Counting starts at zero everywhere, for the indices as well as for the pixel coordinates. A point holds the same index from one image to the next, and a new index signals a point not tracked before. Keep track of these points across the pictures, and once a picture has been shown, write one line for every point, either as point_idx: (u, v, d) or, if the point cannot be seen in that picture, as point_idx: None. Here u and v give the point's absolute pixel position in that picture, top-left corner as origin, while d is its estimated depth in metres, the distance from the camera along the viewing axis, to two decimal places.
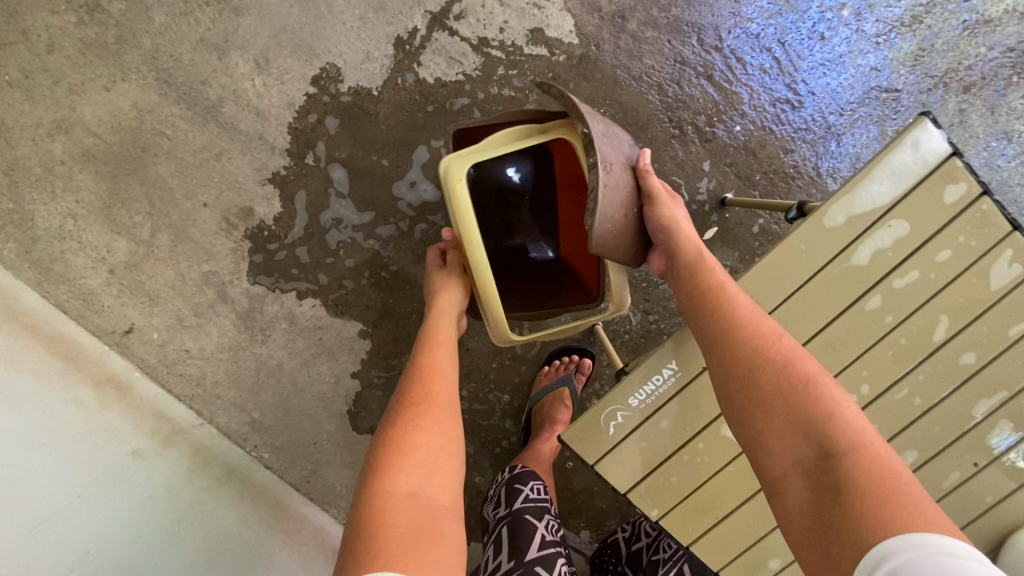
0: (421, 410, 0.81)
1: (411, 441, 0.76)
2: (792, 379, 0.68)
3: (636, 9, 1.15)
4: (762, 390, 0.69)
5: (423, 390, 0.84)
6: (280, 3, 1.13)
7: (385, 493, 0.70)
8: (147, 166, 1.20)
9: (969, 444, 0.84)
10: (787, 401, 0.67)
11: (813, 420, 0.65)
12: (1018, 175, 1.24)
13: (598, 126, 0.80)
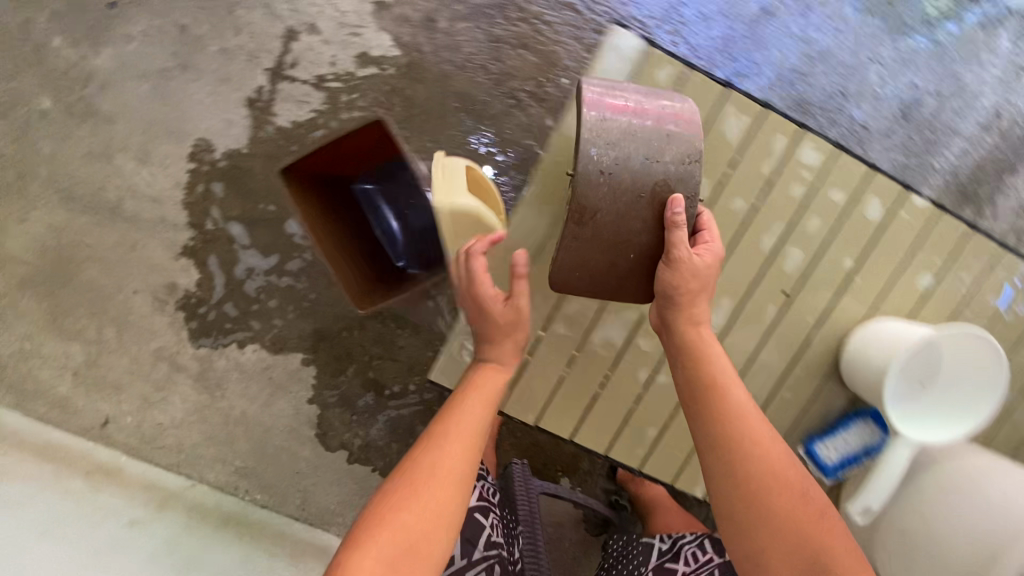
0: (432, 488, 0.81)
1: (410, 517, 0.77)
2: (790, 494, 0.85)
3: (442, 9, 1.28)
4: (757, 475, 0.86)
5: (442, 460, 0.84)
6: (141, 101, 1.27)
7: (372, 557, 0.73)
8: (76, 275, 1.36)
9: (777, 282, 1.00)
10: (771, 475, 0.86)
11: (790, 522, 0.83)
12: (838, 44, 1.38)
13: (598, 154, 0.86)
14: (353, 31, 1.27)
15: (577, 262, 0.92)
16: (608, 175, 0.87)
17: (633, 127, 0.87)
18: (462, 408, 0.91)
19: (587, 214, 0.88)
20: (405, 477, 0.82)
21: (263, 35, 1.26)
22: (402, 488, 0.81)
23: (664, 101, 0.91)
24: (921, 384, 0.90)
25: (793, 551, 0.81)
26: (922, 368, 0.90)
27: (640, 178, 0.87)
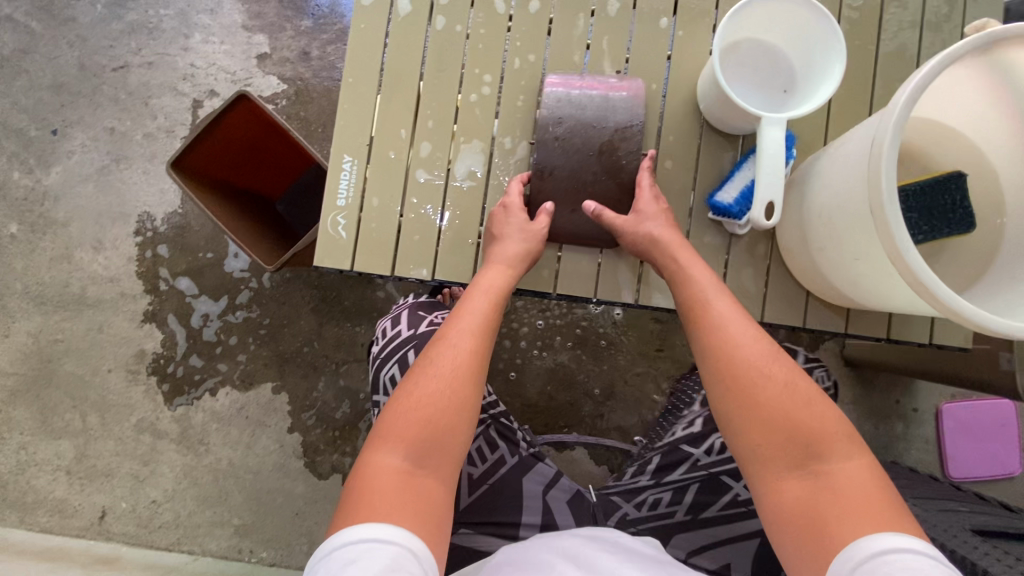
0: (445, 390, 0.72)
1: (430, 413, 0.70)
2: (779, 388, 0.71)
3: (311, 41, 1.48)
4: (739, 357, 0.73)
5: (466, 349, 0.75)
6: (89, 199, 1.47)
7: (389, 459, 0.67)
8: (57, 371, 1.45)
9: (657, 53, 0.86)
10: (753, 373, 0.72)
11: (781, 418, 0.69)
12: None
13: (558, 137, 0.81)
14: (245, 83, 1.47)
15: (569, 224, 0.84)
16: (555, 142, 0.81)
17: (583, 101, 0.81)
18: (503, 289, 0.79)
19: (545, 175, 0.82)
20: (429, 368, 0.74)
21: (174, 112, 1.47)
22: (427, 380, 0.73)
23: (618, 92, 0.82)
24: (779, 86, 0.78)
25: (787, 447, 0.68)
26: (768, 70, 0.78)
27: (588, 138, 0.81)
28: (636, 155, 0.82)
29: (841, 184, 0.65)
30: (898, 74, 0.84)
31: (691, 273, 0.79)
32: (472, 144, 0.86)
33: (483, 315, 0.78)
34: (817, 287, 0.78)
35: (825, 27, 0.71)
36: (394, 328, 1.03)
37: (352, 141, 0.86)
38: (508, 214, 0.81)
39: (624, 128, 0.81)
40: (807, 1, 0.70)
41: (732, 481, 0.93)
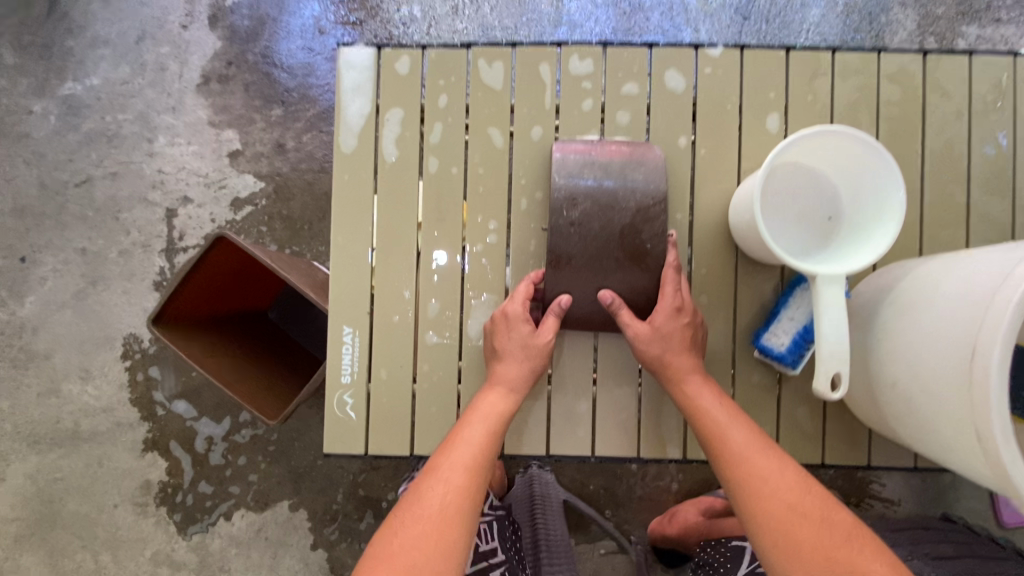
0: (443, 537, 0.63)
1: (422, 564, 0.62)
2: (814, 519, 0.64)
3: (286, 131, 1.37)
4: (767, 486, 0.67)
5: (461, 485, 0.67)
6: (69, 327, 1.37)
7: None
8: (61, 512, 1.37)
9: (679, 176, 0.76)
10: (784, 501, 0.65)
11: (822, 555, 0.62)
12: None
13: (576, 218, 0.70)
14: (219, 184, 1.37)
15: (586, 311, 0.74)
16: (572, 227, 0.70)
17: (598, 180, 0.70)
18: (497, 415, 0.71)
19: (560, 264, 0.71)
20: (424, 509, 0.65)
21: (147, 224, 1.37)
22: (421, 525, 0.64)
23: (636, 168, 0.71)
24: (824, 213, 0.69)
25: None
26: (808, 196, 0.69)
27: (610, 220, 0.70)
28: (663, 240, 0.71)
29: (922, 373, 0.56)
30: (947, 175, 0.75)
31: (703, 394, 0.72)
32: (482, 298, 0.77)
33: (480, 446, 0.69)
34: (883, 433, 0.72)
35: (874, 152, 0.62)
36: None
37: (350, 309, 0.77)
38: (509, 329, 0.72)
39: (649, 207, 0.70)
40: (850, 129, 0.61)
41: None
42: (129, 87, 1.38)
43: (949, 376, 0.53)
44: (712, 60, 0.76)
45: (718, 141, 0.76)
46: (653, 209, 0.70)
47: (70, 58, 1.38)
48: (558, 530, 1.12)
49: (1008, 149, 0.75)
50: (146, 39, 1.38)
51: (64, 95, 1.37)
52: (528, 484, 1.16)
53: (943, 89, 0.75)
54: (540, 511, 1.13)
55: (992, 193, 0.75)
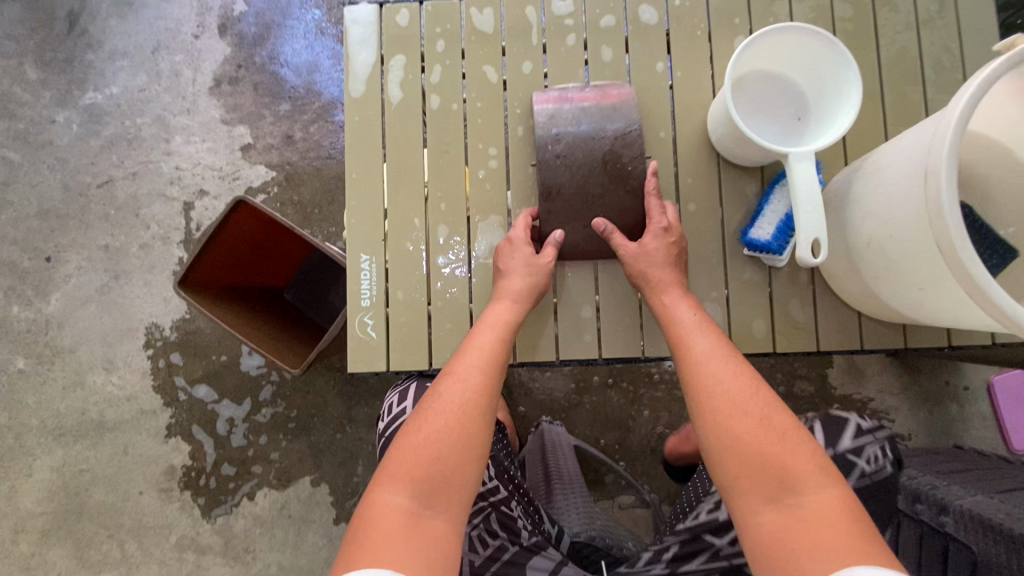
0: (451, 429, 0.68)
1: (437, 449, 0.66)
2: (756, 418, 0.68)
3: (294, 123, 1.46)
4: (720, 385, 0.71)
5: (474, 381, 0.71)
6: (93, 320, 1.43)
7: (392, 497, 0.63)
8: (87, 503, 1.39)
9: (658, 96, 0.84)
10: (731, 398, 0.69)
11: (758, 448, 0.66)
12: None
13: (561, 152, 0.78)
14: (233, 177, 1.45)
15: (580, 240, 0.81)
16: (558, 159, 0.78)
17: (578, 115, 0.78)
18: (502, 322, 0.75)
19: (551, 193, 0.79)
20: (430, 405, 0.70)
21: (166, 218, 1.45)
22: (427, 419, 0.69)
23: (611, 101, 0.79)
24: (792, 111, 0.75)
25: (761, 479, 0.65)
26: (777, 98, 0.75)
27: (592, 150, 0.78)
28: (641, 162, 0.78)
29: (891, 215, 0.61)
30: (902, 78, 0.83)
31: (681, 304, 0.77)
32: (488, 220, 0.84)
33: (492, 349, 0.73)
34: (871, 311, 0.76)
35: (828, 46, 0.70)
36: (400, 405, 0.90)
37: (366, 238, 0.84)
38: (514, 248, 0.78)
39: (624, 137, 0.78)
40: (805, 25, 0.69)
41: (754, 566, 0.83)
42: (147, 93, 1.48)
43: (909, 209, 0.58)
44: None
45: (692, 62, 0.84)
46: (628, 138, 0.78)
47: (92, 71, 1.48)
48: (570, 467, 1.15)
49: (954, 52, 0.83)
50: (161, 49, 1.49)
51: (86, 104, 1.48)
52: (539, 438, 1.17)
53: (890, 3, 0.84)
54: (550, 453, 1.15)
55: (945, 91, 0.83)
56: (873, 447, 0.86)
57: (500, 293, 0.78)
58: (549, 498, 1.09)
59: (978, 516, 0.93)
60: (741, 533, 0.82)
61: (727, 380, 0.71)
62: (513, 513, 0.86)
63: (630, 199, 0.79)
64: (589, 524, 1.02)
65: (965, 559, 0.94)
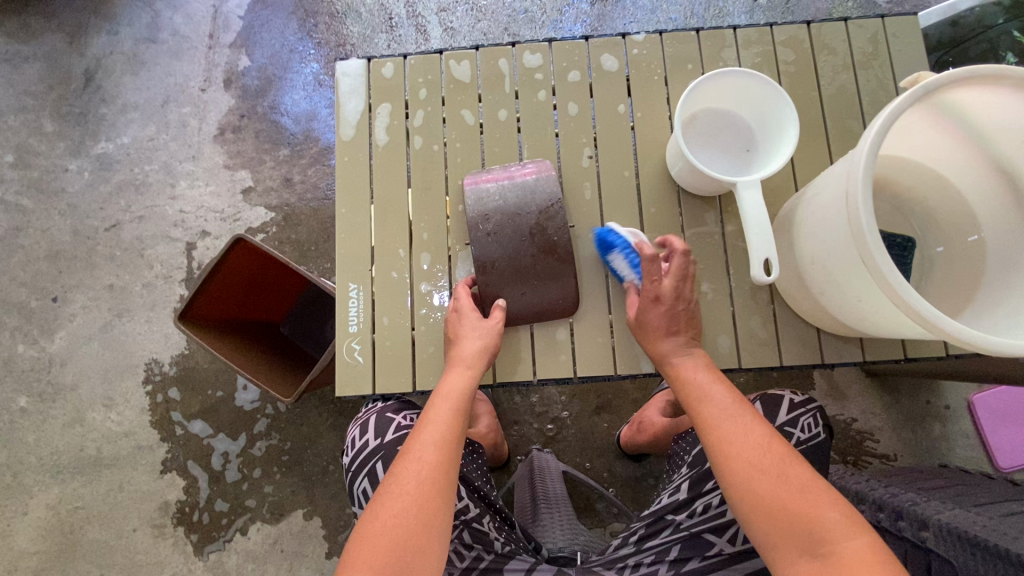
0: (416, 509, 0.68)
1: (398, 534, 0.66)
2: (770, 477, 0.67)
3: (293, 167, 1.55)
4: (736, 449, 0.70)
5: (430, 457, 0.72)
6: (95, 358, 1.48)
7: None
8: (81, 541, 1.40)
9: (620, 134, 0.92)
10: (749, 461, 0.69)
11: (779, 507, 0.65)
12: (596, 12, 1.56)
13: (485, 233, 0.83)
14: (235, 218, 1.53)
15: (522, 305, 0.85)
16: (484, 240, 0.83)
17: (502, 194, 0.84)
18: (456, 391, 0.78)
19: (485, 270, 0.83)
20: (391, 487, 0.70)
21: (169, 258, 1.52)
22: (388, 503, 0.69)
23: (532, 178, 0.85)
24: (742, 145, 0.83)
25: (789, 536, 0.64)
26: (727, 134, 0.83)
27: (517, 224, 0.83)
28: (564, 232, 0.84)
29: (826, 238, 0.67)
30: (844, 114, 0.91)
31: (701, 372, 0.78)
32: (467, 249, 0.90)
33: (447, 422, 0.76)
34: (827, 325, 0.81)
35: (768, 88, 0.77)
36: (362, 438, 0.91)
37: (355, 268, 0.90)
38: (461, 316, 0.82)
39: (545, 211, 0.84)
40: (747, 70, 0.77)
41: (716, 540, 0.79)
42: (155, 142, 1.58)
43: (837, 227, 0.64)
44: (637, 43, 0.94)
45: (650, 103, 0.92)
46: (548, 213, 0.84)
47: (104, 123, 1.59)
48: (557, 490, 1.16)
49: (889, 89, 0.92)
50: (170, 102, 1.60)
51: (98, 153, 1.57)
52: (529, 464, 1.19)
53: (827, 48, 0.93)
54: (537, 479, 1.17)
55: None
56: (805, 417, 0.92)
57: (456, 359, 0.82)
58: (535, 517, 1.10)
59: (958, 530, 0.93)
60: (701, 505, 0.82)
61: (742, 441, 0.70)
62: (485, 528, 0.86)
63: (559, 267, 0.84)
64: (571, 539, 1.05)
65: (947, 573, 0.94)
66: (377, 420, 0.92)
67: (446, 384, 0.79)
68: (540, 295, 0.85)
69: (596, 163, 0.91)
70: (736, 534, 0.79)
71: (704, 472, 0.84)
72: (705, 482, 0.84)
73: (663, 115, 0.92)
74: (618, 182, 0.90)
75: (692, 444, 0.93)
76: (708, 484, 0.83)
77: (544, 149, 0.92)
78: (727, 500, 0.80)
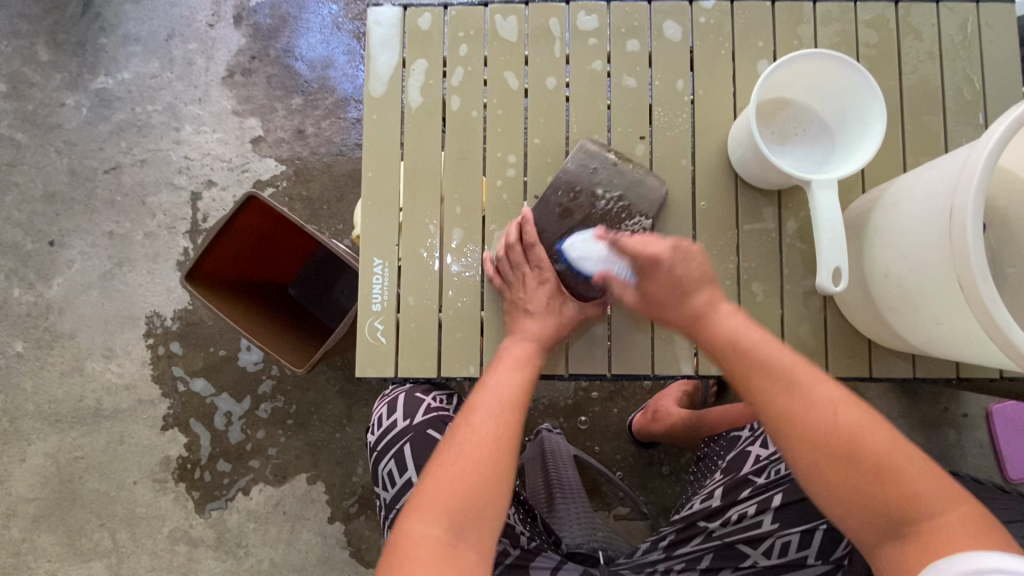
0: (488, 459, 0.66)
1: (471, 482, 0.64)
2: (843, 452, 0.63)
3: (306, 118, 1.45)
4: (805, 421, 0.65)
5: (498, 412, 0.69)
6: (94, 307, 1.42)
7: (428, 527, 0.61)
8: (80, 490, 1.38)
9: (676, 112, 0.84)
10: (821, 434, 0.63)
11: (848, 478, 0.62)
12: None
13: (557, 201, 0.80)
14: (242, 169, 1.44)
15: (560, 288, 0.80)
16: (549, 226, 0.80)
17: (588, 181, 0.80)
18: (528, 351, 0.76)
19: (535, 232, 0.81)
20: (458, 434, 0.68)
21: (173, 207, 1.44)
22: (454, 450, 0.67)
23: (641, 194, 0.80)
24: (811, 137, 0.76)
25: (873, 511, 0.61)
26: (798, 124, 0.76)
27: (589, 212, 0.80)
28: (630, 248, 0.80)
29: (911, 254, 0.62)
30: (923, 108, 0.83)
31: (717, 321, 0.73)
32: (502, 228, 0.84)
33: (515, 378, 0.73)
34: (881, 339, 0.76)
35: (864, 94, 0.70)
36: (390, 417, 0.88)
37: (380, 241, 0.84)
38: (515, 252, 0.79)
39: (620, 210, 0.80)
40: (838, 54, 0.69)
41: (751, 552, 0.80)
42: (158, 80, 1.47)
43: (931, 244, 0.59)
44: (705, 11, 0.84)
45: (712, 78, 0.84)
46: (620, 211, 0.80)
47: (104, 55, 1.47)
48: (571, 476, 1.14)
49: (976, 83, 0.83)
50: (175, 36, 1.48)
51: (96, 88, 1.46)
52: (539, 446, 1.18)
53: (913, 31, 0.84)
54: (551, 462, 1.15)
55: (966, 122, 0.83)
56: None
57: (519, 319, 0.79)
58: (550, 508, 1.09)
59: None
60: (736, 514, 0.83)
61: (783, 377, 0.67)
62: (511, 521, 0.88)
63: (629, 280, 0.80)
64: (591, 535, 1.03)
65: None
66: (405, 399, 0.90)
67: (517, 341, 0.77)
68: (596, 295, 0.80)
69: (648, 144, 0.84)
70: (771, 548, 0.79)
71: (737, 482, 0.87)
72: (739, 491, 0.86)
73: (726, 93, 0.84)
74: (670, 169, 0.83)
75: (726, 450, 0.97)
76: (742, 493, 0.85)
77: (593, 123, 0.84)
78: (762, 511, 0.81)
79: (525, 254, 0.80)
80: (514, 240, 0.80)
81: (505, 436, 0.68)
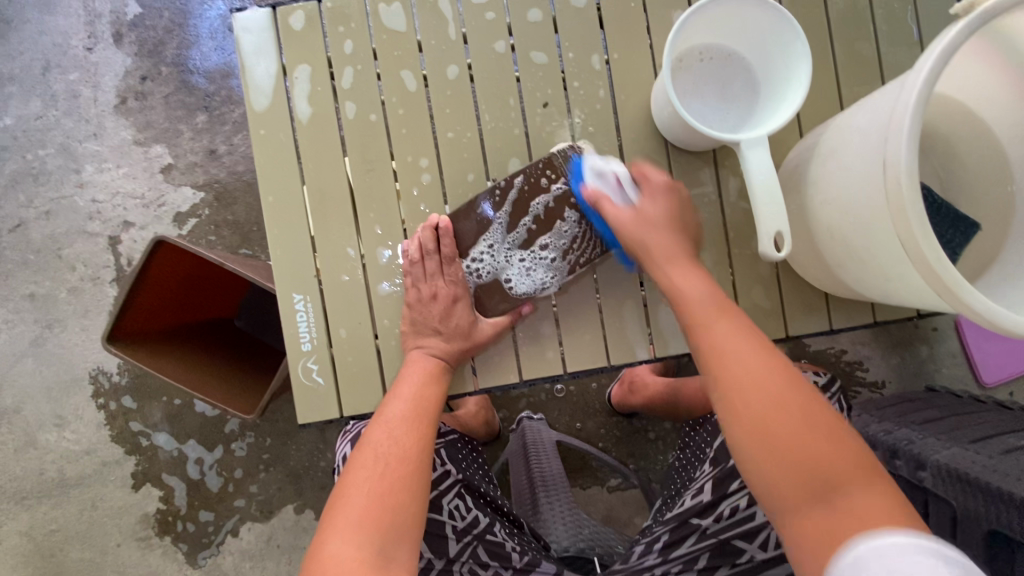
0: (404, 474, 0.63)
1: (388, 498, 0.61)
2: (794, 416, 0.57)
3: (214, 134, 1.34)
4: (744, 375, 0.59)
5: (408, 428, 0.67)
6: (32, 376, 1.33)
7: (354, 550, 0.57)
8: (64, 563, 1.33)
9: (591, 79, 0.77)
10: (760, 403, 0.58)
11: (801, 452, 0.55)
12: None
13: (530, 181, 0.73)
14: (158, 202, 1.33)
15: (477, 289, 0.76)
16: (478, 215, 0.74)
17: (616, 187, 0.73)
18: (432, 364, 0.72)
19: (458, 234, 0.75)
20: (378, 445, 0.65)
21: (92, 256, 1.33)
22: (376, 464, 0.63)
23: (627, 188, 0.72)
24: (739, 90, 0.69)
25: (794, 483, 0.55)
26: (721, 76, 0.69)
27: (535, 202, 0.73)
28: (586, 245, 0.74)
29: (850, 207, 0.57)
30: (853, 33, 0.77)
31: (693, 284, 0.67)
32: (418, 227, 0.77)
33: (422, 396, 0.70)
34: (835, 292, 0.72)
35: (784, 80, 0.66)
36: None
37: (297, 275, 0.77)
38: (425, 261, 0.74)
39: (553, 177, 0.73)
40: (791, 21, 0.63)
41: (746, 546, 0.81)
42: (44, 121, 1.34)
43: (868, 197, 0.54)
44: None
45: (622, 36, 0.76)
46: (551, 176, 0.73)
47: None
48: (554, 468, 1.13)
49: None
50: (52, 68, 1.34)
51: None
52: (521, 438, 1.16)
53: None
54: (533, 454, 1.13)
55: (900, 42, 0.77)
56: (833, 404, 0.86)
57: (413, 325, 0.74)
58: (536, 509, 1.08)
59: (956, 471, 0.89)
60: (727, 508, 0.82)
61: (738, 408, 0.59)
62: (500, 539, 0.85)
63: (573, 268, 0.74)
64: (576, 534, 1.03)
65: (945, 512, 0.92)
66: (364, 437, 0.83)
67: (415, 361, 0.72)
68: (518, 291, 0.75)
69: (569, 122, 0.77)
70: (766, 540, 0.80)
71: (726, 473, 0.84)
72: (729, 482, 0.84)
73: (641, 51, 0.76)
74: (597, 149, 0.76)
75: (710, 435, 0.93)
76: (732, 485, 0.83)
77: (504, 107, 0.77)
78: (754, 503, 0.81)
79: (441, 263, 0.75)
80: (429, 246, 0.74)
81: (417, 454, 0.65)
